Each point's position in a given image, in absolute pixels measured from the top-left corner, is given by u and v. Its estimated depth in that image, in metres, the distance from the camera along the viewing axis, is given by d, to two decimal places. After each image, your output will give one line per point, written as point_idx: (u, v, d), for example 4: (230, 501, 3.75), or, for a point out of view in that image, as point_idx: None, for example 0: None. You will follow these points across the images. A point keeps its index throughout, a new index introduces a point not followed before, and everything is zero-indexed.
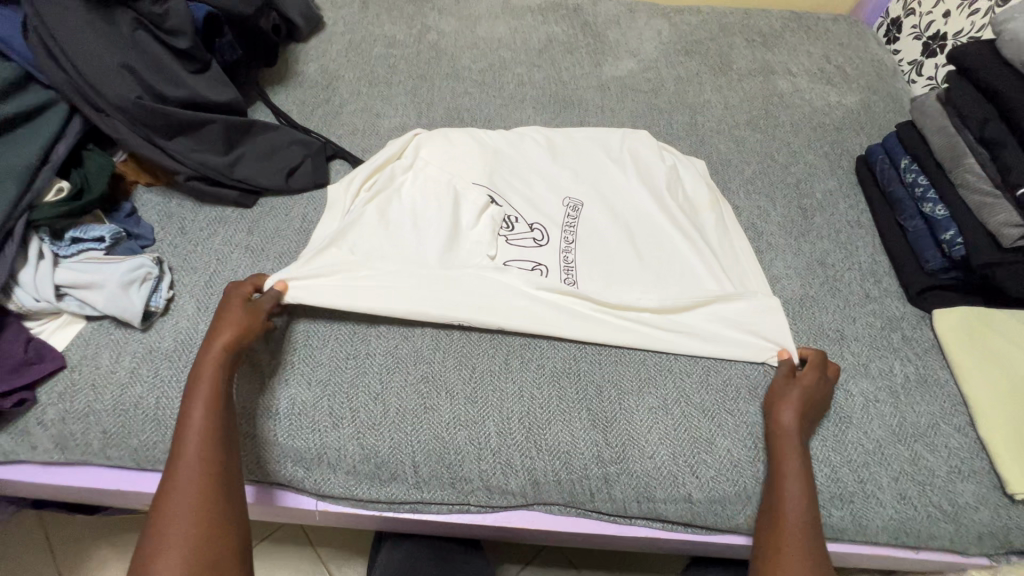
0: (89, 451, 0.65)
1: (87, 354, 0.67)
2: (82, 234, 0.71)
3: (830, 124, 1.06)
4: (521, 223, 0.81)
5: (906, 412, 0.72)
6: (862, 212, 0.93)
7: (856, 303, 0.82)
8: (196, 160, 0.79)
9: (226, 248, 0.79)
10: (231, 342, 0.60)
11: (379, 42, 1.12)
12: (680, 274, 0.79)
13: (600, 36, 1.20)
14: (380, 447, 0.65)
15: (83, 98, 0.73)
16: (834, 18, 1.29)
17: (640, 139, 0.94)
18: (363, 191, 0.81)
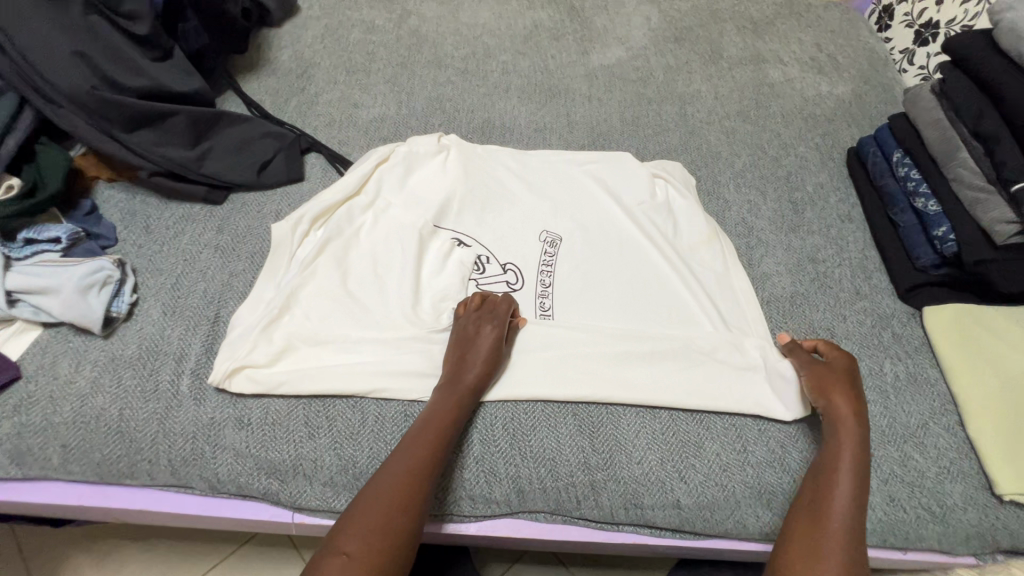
0: (47, 466, 0.61)
1: (45, 362, 0.63)
2: (36, 234, 0.67)
3: (821, 115, 1.04)
4: (494, 265, 0.76)
5: (895, 412, 0.71)
6: (853, 206, 0.91)
7: (847, 301, 0.80)
8: (160, 155, 0.75)
9: (195, 247, 0.75)
10: (476, 376, 0.64)
11: (357, 27, 1.07)
12: (667, 322, 0.73)
13: (587, 23, 1.16)
14: (357, 457, 0.63)
15: (32, 88, 0.68)
16: (826, 5, 1.26)
17: (629, 165, 0.87)
18: (316, 232, 0.75)
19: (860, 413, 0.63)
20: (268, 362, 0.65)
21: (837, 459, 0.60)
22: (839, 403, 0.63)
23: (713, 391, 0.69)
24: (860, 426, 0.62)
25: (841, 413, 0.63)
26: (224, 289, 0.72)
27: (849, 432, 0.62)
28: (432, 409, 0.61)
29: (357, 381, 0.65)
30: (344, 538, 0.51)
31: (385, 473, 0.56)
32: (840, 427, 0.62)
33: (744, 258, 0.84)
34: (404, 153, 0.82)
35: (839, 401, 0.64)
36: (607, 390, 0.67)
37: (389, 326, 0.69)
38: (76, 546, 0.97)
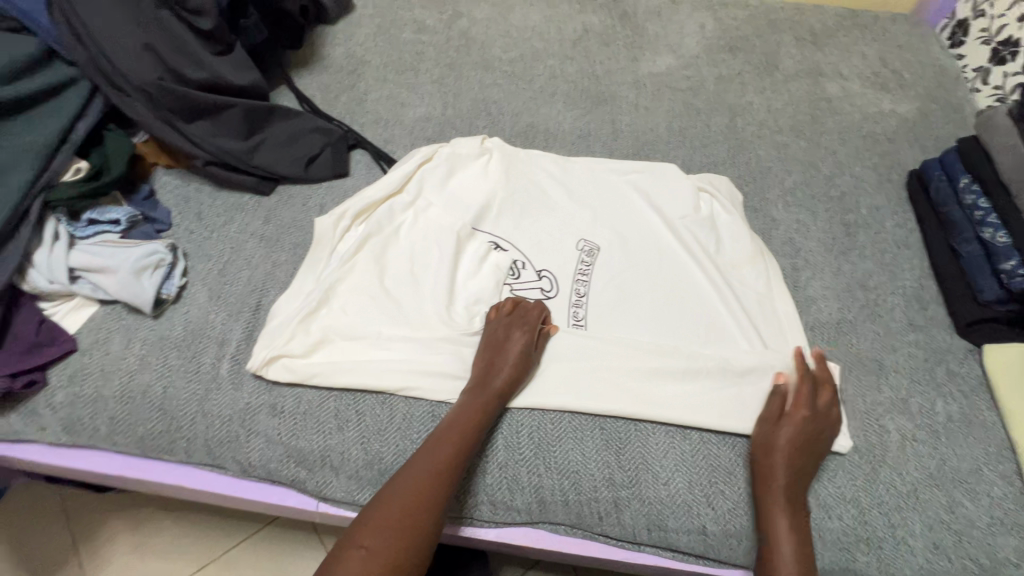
0: (95, 436, 0.64)
1: (98, 337, 0.67)
2: (98, 216, 0.71)
3: (881, 134, 0.99)
4: (529, 271, 0.76)
5: (946, 455, 0.67)
6: (911, 232, 0.86)
7: (898, 331, 0.76)
8: (215, 146, 0.77)
9: (242, 236, 0.77)
10: (505, 382, 0.64)
11: (409, 27, 1.09)
12: (703, 341, 0.71)
13: (639, 29, 1.14)
14: (383, 453, 0.63)
15: (104, 77, 0.72)
16: (893, 18, 1.20)
17: (673, 177, 0.85)
18: (357, 228, 0.76)
19: (796, 451, 0.62)
20: (304, 352, 0.66)
21: (775, 494, 0.60)
22: (781, 434, 0.63)
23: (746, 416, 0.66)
24: (791, 464, 0.61)
25: (778, 444, 0.62)
26: (267, 278, 0.74)
27: (783, 464, 0.61)
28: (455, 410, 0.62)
29: (388, 377, 0.65)
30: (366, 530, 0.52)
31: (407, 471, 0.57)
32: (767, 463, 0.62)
33: (789, 280, 0.81)
34: (447, 154, 0.83)
35: (781, 431, 0.63)
36: (637, 405, 0.66)
37: (422, 325, 0.70)
38: (115, 510, 1.03)
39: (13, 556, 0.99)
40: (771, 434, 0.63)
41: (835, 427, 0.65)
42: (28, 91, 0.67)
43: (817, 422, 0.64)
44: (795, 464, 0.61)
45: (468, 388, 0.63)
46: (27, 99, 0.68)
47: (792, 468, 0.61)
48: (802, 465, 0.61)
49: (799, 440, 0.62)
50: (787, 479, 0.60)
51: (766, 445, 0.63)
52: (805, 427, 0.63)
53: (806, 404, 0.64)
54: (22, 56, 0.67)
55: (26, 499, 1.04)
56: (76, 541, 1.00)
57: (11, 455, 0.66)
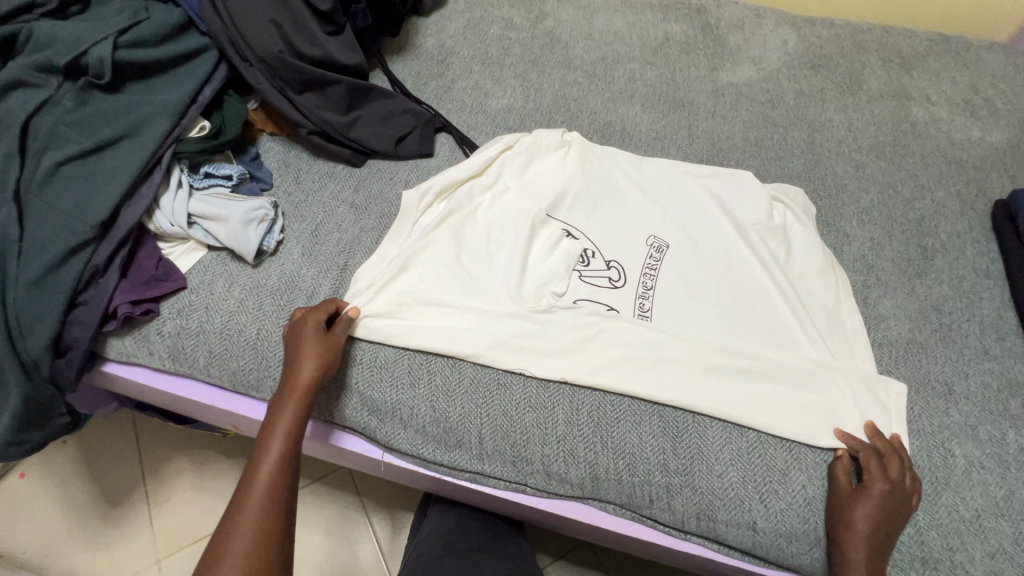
0: (194, 366, 0.72)
1: (205, 278, 0.74)
2: (215, 170, 0.78)
3: (968, 161, 0.97)
4: (598, 260, 0.78)
5: (1015, 486, 0.65)
6: (992, 262, 0.84)
7: (971, 359, 0.74)
8: (319, 117, 0.84)
9: (334, 202, 0.83)
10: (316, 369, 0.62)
11: (497, 23, 1.14)
12: (766, 345, 0.72)
13: (720, 40, 1.15)
14: (450, 412, 0.68)
15: (232, 46, 0.80)
16: (989, 46, 1.16)
17: (748, 184, 0.85)
18: (438, 205, 0.81)
19: (883, 529, 0.58)
20: (383, 312, 0.70)
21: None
22: (858, 517, 0.59)
23: (807, 422, 0.66)
24: (878, 544, 0.58)
25: (858, 525, 0.59)
26: (354, 242, 0.80)
27: (862, 543, 0.58)
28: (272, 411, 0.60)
29: (458, 344, 0.69)
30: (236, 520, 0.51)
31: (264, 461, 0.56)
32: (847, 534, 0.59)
33: (858, 296, 0.80)
34: (528, 143, 0.87)
35: (856, 506, 0.60)
36: (696, 398, 0.67)
37: (494, 300, 0.73)
38: (182, 448, 1.11)
39: (88, 478, 1.08)
40: (846, 509, 0.60)
41: (916, 496, 0.62)
42: (171, 54, 0.76)
43: (895, 498, 0.60)
44: (876, 541, 0.58)
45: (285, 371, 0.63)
46: (167, 61, 0.76)
47: (872, 544, 0.58)
48: (884, 546, 0.58)
49: (879, 520, 0.58)
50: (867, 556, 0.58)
51: (846, 525, 0.59)
52: (881, 501, 0.59)
53: (881, 476, 0.61)
54: (168, 25, 0.77)
55: (104, 428, 1.13)
56: (145, 471, 1.09)
57: (120, 375, 0.74)
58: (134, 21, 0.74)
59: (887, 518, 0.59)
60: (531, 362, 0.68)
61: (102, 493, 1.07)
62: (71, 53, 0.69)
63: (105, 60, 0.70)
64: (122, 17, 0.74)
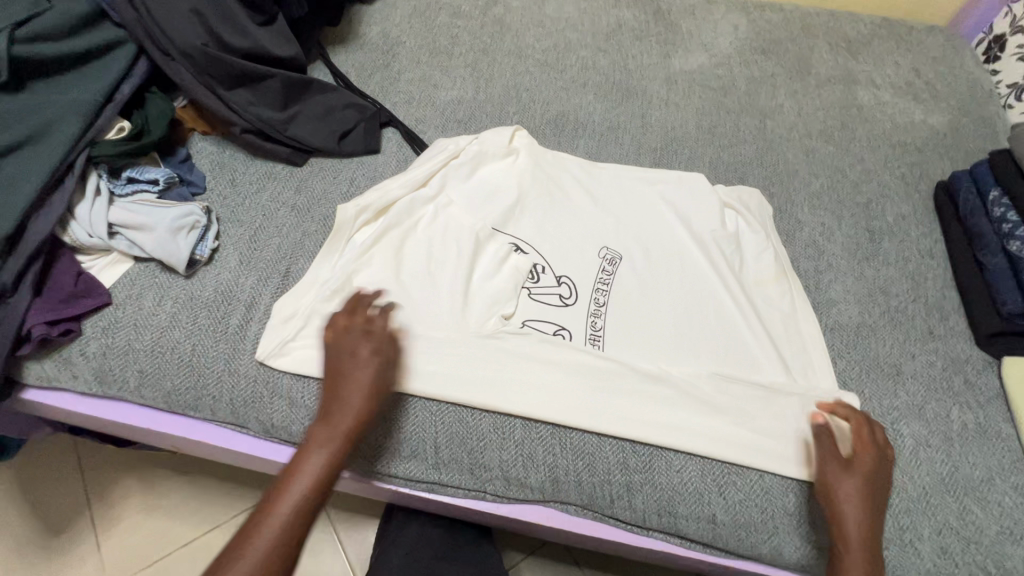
0: (125, 387, 0.67)
1: (132, 292, 0.68)
2: (138, 175, 0.72)
3: (911, 144, 0.99)
4: (548, 275, 0.76)
5: (959, 462, 0.67)
6: (935, 242, 0.86)
7: (917, 339, 0.76)
8: (253, 114, 0.79)
9: (273, 205, 0.79)
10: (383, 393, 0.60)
11: (444, 11, 1.09)
12: (719, 358, 0.71)
13: (672, 26, 1.14)
14: (402, 422, 0.65)
15: (151, 40, 0.74)
16: (930, 29, 1.19)
17: (701, 188, 0.84)
18: (376, 222, 0.76)
19: (870, 496, 0.58)
20: (321, 340, 0.67)
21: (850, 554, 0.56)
22: (851, 487, 0.58)
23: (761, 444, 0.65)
24: (869, 513, 0.57)
25: (852, 498, 0.58)
26: (296, 247, 0.75)
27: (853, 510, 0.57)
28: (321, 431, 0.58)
29: (400, 376, 0.65)
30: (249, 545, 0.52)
31: (291, 485, 0.55)
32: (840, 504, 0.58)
33: (810, 282, 0.81)
34: (474, 150, 0.83)
35: (847, 477, 0.59)
36: (650, 425, 0.65)
37: (438, 323, 0.69)
38: (129, 468, 1.05)
39: (25, 507, 1.01)
40: (835, 482, 0.59)
41: (893, 468, 0.62)
42: (79, 49, 0.70)
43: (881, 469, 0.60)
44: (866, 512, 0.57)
45: (331, 387, 0.60)
46: (76, 56, 0.70)
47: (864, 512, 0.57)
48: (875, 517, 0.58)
49: (867, 488, 0.58)
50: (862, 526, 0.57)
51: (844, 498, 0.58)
52: (869, 471, 0.59)
53: (871, 449, 0.60)
54: (75, 16, 0.70)
55: (40, 453, 1.05)
56: (88, 496, 1.02)
57: (42, 401, 0.68)
58: (34, 12, 0.67)
59: (874, 486, 0.59)
60: (476, 393, 0.65)
61: (42, 522, 1.00)
62: None
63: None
64: (18, 8, 0.67)
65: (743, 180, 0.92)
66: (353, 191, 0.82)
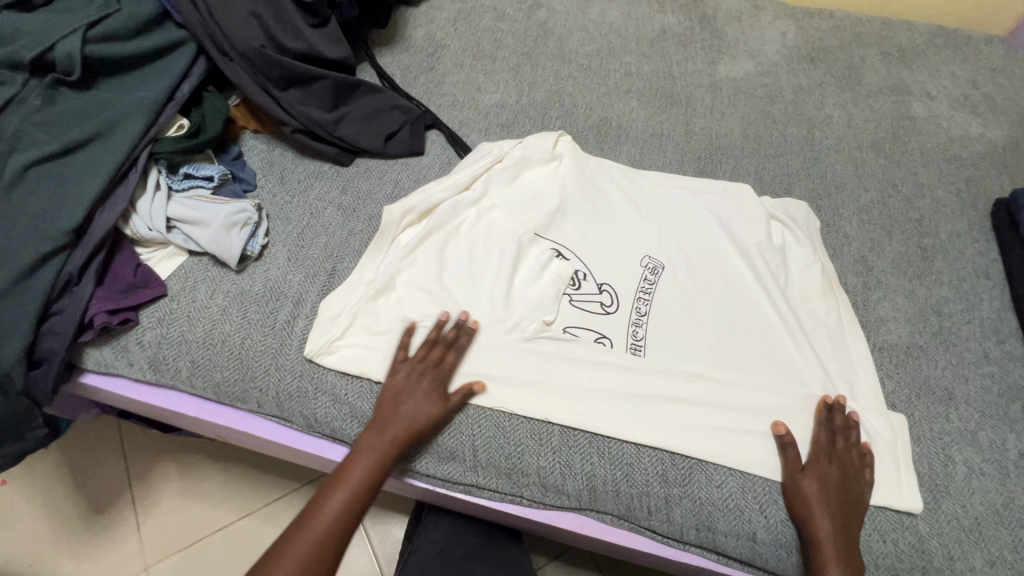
0: (176, 376, 0.69)
1: (186, 285, 0.71)
2: (195, 171, 0.75)
3: (967, 159, 0.96)
4: (590, 283, 0.75)
5: (1014, 493, 0.64)
6: (992, 262, 0.83)
7: (971, 363, 0.73)
8: (304, 114, 0.80)
9: (320, 203, 0.80)
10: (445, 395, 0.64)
11: (488, 14, 1.10)
12: (762, 372, 0.70)
13: (718, 32, 1.12)
14: (441, 423, 0.66)
15: (210, 41, 0.76)
16: (989, 39, 1.15)
17: (747, 199, 0.83)
18: (419, 224, 0.77)
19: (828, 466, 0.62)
20: (366, 340, 0.68)
21: (825, 552, 0.58)
22: (805, 482, 0.61)
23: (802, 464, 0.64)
24: (824, 478, 0.61)
25: (821, 467, 0.62)
26: (341, 246, 0.77)
27: (815, 475, 0.61)
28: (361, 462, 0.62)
29: (442, 379, 0.66)
30: (274, 569, 0.54)
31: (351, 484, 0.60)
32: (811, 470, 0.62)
33: (858, 299, 0.79)
34: (518, 155, 0.83)
35: (822, 454, 0.63)
36: (690, 437, 0.64)
37: (480, 326, 0.70)
38: (170, 453, 1.09)
39: (72, 486, 1.05)
40: (813, 454, 0.63)
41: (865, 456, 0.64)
42: (144, 49, 0.72)
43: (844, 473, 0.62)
44: (827, 479, 0.61)
45: (392, 391, 0.64)
46: (141, 55, 0.73)
47: (821, 477, 0.61)
48: (841, 516, 0.59)
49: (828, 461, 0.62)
50: (821, 490, 0.60)
51: (795, 492, 0.61)
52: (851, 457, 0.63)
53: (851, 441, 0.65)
54: (142, 18, 0.73)
55: (87, 435, 1.09)
56: (130, 478, 1.06)
57: (99, 386, 0.71)
58: (104, 13, 0.70)
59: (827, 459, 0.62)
60: (516, 398, 0.66)
61: (88, 500, 1.04)
62: (36, 48, 0.65)
63: (73, 56, 0.67)
64: (90, 9, 0.70)
65: (789, 191, 0.90)
66: (397, 192, 0.83)
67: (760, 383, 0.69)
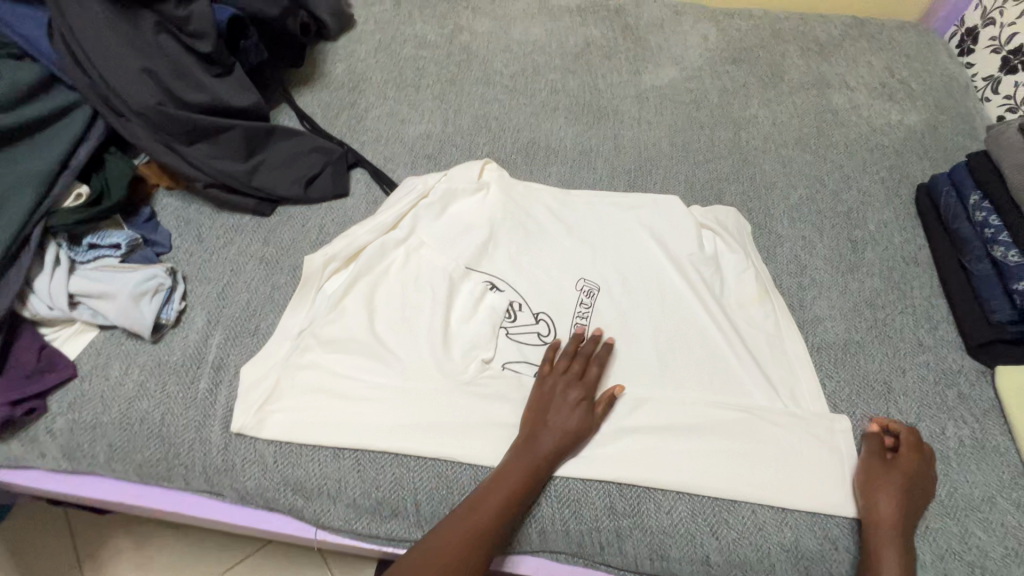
0: (95, 462, 0.65)
1: (98, 363, 0.67)
2: (99, 240, 0.70)
3: (889, 146, 0.98)
4: (526, 313, 0.74)
5: (957, 482, 0.65)
6: (920, 248, 0.85)
7: (907, 353, 0.74)
8: (215, 168, 0.77)
9: (241, 258, 0.77)
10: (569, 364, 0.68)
11: (410, 42, 1.08)
12: (704, 388, 0.69)
13: (641, 41, 1.13)
14: (380, 480, 0.63)
15: (105, 103, 0.72)
16: (901, 26, 1.18)
17: (676, 210, 0.83)
18: (345, 270, 0.75)
19: (909, 484, 0.61)
20: (298, 402, 0.65)
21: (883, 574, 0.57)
22: (884, 501, 0.60)
23: (749, 479, 0.63)
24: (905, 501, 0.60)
25: (894, 484, 0.61)
26: (265, 302, 0.74)
27: (890, 492, 0.61)
28: (491, 514, 0.58)
29: (379, 435, 0.64)
30: None
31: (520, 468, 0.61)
32: (884, 485, 0.61)
33: (794, 299, 0.79)
34: (443, 188, 0.81)
35: (899, 476, 0.62)
36: (636, 466, 0.63)
37: (414, 373, 0.67)
38: (119, 527, 1.03)
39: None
40: (891, 474, 0.62)
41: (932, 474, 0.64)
42: (29, 118, 0.69)
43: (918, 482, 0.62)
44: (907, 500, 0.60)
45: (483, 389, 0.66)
46: (26, 125, 0.69)
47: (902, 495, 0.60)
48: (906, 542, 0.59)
49: (906, 480, 0.61)
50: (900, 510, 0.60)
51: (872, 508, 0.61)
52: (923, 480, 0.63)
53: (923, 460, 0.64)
54: (23, 85, 0.69)
55: (27, 519, 1.03)
56: (78, 560, 1.00)
57: (14, 480, 0.67)
58: None
59: (910, 494, 0.61)
60: (455, 445, 0.64)
61: None
62: None
63: None
64: None
65: (720, 196, 0.90)
66: (322, 238, 0.80)
67: (702, 398, 0.68)
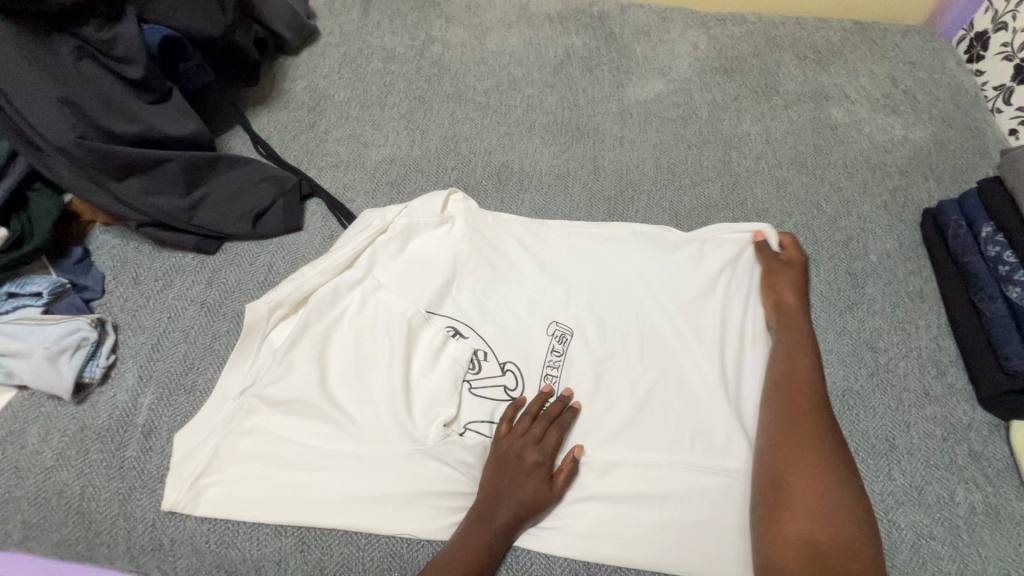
0: (9, 541, 0.59)
1: (14, 429, 0.61)
2: (20, 289, 0.65)
3: (892, 166, 0.90)
4: (491, 363, 0.67)
5: (968, 557, 0.58)
6: (926, 282, 0.77)
7: (912, 404, 0.67)
8: (150, 206, 0.70)
9: (180, 303, 0.70)
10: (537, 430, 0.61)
11: (377, 56, 1.01)
12: (688, 450, 0.62)
13: (626, 51, 1.05)
14: (325, 562, 0.57)
15: (21, 140, 0.65)
16: (904, 31, 1.10)
17: (658, 243, 0.76)
18: (294, 318, 0.68)
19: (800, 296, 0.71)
20: (233, 474, 0.59)
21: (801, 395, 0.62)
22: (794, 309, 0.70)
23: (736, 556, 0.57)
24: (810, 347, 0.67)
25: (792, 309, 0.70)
26: (204, 353, 0.67)
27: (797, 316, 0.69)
28: None
29: (323, 511, 0.57)
30: None
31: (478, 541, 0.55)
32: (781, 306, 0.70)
33: None
34: (404, 222, 0.74)
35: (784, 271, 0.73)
36: (608, 543, 0.57)
37: (363, 437, 0.61)
38: None
39: None
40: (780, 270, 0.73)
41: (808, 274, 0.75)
42: None
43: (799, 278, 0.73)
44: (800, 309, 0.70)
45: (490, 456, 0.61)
46: None
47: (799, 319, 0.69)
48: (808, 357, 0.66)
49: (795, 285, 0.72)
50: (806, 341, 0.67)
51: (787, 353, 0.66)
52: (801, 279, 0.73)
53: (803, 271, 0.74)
54: None
55: None
56: None
57: None
58: None
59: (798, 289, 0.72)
60: (407, 520, 0.57)
61: None
62: None
63: None
64: None
65: (708, 224, 0.83)
66: (271, 278, 0.74)
67: (685, 462, 0.61)
